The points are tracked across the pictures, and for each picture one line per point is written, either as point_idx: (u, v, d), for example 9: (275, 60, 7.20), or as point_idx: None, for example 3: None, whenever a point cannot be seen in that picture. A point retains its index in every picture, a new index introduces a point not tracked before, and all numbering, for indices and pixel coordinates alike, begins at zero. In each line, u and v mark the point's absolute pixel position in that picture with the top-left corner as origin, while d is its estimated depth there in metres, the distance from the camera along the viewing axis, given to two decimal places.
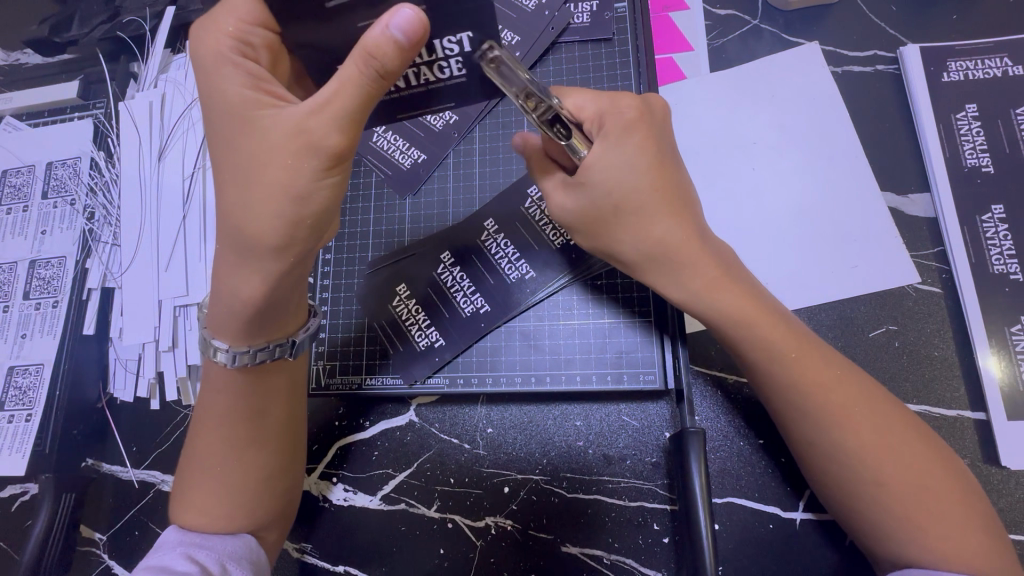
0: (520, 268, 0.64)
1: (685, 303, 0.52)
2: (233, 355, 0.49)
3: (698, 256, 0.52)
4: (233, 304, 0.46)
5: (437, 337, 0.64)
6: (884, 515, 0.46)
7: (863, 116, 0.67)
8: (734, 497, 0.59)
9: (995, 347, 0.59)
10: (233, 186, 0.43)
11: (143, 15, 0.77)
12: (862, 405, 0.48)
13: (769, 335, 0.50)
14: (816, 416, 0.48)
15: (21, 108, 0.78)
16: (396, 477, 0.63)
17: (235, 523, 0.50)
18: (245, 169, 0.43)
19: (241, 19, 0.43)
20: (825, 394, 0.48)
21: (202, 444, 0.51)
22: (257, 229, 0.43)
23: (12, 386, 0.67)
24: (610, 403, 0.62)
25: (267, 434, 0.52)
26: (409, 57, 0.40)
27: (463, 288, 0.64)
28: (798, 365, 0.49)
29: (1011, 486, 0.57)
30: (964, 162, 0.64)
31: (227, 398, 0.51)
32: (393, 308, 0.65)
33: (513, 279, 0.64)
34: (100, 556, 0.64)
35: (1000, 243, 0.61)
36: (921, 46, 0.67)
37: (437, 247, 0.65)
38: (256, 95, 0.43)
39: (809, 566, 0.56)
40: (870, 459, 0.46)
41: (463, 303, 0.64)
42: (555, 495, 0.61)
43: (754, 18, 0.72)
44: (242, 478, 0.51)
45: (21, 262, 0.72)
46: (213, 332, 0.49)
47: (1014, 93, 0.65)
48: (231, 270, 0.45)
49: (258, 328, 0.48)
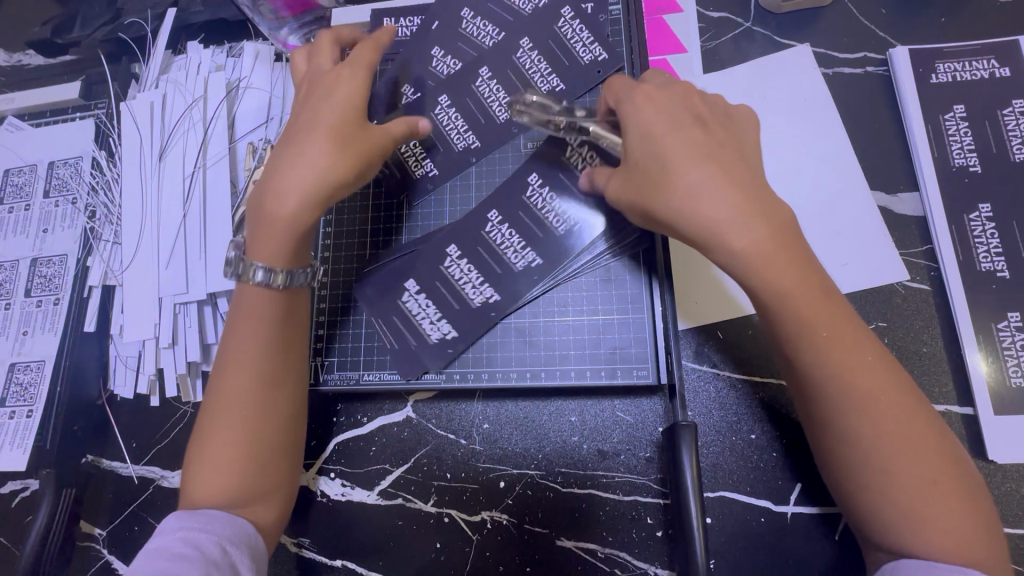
0: (526, 256, 0.63)
1: (741, 275, 0.46)
2: (270, 275, 0.52)
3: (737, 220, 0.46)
4: (290, 223, 0.52)
5: (448, 331, 0.63)
6: (890, 509, 0.43)
7: (852, 116, 0.69)
8: (727, 491, 0.59)
9: (982, 343, 0.60)
10: (316, 137, 0.53)
11: (145, 18, 0.78)
12: (891, 390, 0.45)
13: (804, 308, 0.45)
14: (840, 398, 0.44)
15: (23, 109, 0.79)
16: (394, 472, 0.63)
17: (252, 479, 0.51)
18: (321, 130, 0.53)
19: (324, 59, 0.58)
20: (853, 377, 0.44)
21: (227, 390, 0.52)
22: (334, 166, 0.52)
23: (13, 382, 0.68)
24: (604, 399, 0.63)
25: (283, 392, 0.53)
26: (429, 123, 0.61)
27: (472, 278, 0.63)
28: (831, 345, 0.45)
29: (997, 479, 0.58)
30: (952, 161, 0.65)
31: (256, 341, 0.52)
32: (403, 302, 0.64)
33: (521, 268, 0.63)
34: (100, 551, 0.64)
35: (987, 241, 0.62)
36: (910, 48, 0.69)
37: (442, 240, 0.64)
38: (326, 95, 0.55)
39: (800, 558, 0.57)
40: (888, 448, 0.44)
41: (472, 294, 0.63)
42: (550, 490, 0.61)
43: (746, 21, 0.73)
44: (262, 430, 0.52)
45: (23, 260, 0.73)
46: (253, 254, 0.52)
47: (1000, 94, 0.66)
48: (292, 198, 0.51)
49: (296, 251, 0.53)
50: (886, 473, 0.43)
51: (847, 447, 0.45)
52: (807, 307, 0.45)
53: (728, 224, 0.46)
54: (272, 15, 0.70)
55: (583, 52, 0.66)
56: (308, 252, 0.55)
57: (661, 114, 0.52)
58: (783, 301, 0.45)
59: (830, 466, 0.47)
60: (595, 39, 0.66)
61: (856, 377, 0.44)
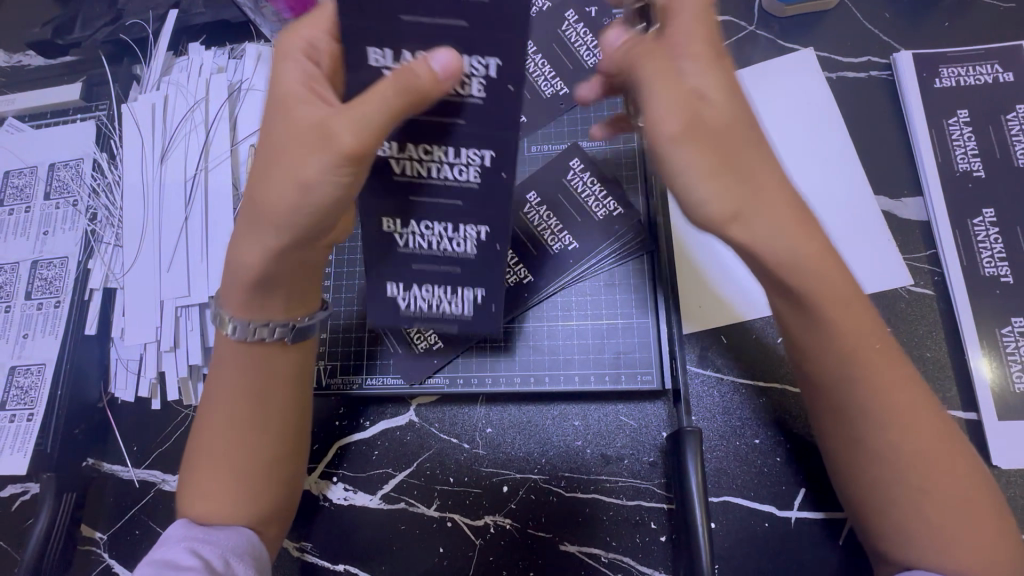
0: (470, 158, 0.43)
1: (776, 267, 0.41)
2: (240, 328, 0.50)
3: (790, 224, 0.41)
4: (236, 272, 0.48)
5: (472, 299, 0.54)
6: (922, 530, 0.43)
7: (856, 121, 0.69)
8: (730, 496, 0.59)
9: (986, 348, 0.60)
10: (261, 172, 0.45)
11: (147, 19, 0.78)
12: (923, 411, 0.44)
13: (842, 324, 0.44)
14: (872, 417, 0.44)
15: (24, 110, 0.78)
16: (396, 476, 0.63)
17: (238, 507, 0.50)
18: (269, 151, 0.45)
19: (319, 25, 0.44)
20: (885, 397, 0.44)
21: (209, 426, 0.51)
22: (266, 210, 0.45)
23: (13, 385, 0.68)
24: (608, 403, 0.63)
25: (266, 424, 0.52)
26: (445, 91, 0.38)
27: (441, 228, 0.48)
28: (865, 364, 0.44)
29: (1001, 485, 0.58)
30: (956, 166, 0.65)
31: (236, 379, 0.51)
32: (407, 309, 0.55)
33: (478, 178, 0.44)
34: (101, 555, 0.64)
35: (991, 246, 0.63)
36: (914, 53, 0.69)
37: (373, 221, 0.48)
38: (300, 88, 0.43)
39: (803, 564, 0.57)
40: (925, 469, 0.43)
41: (460, 245, 0.49)
42: (553, 494, 0.61)
43: (751, 25, 0.73)
44: (247, 462, 0.50)
45: (23, 263, 0.72)
46: (222, 305, 0.51)
47: (1004, 99, 0.66)
48: (239, 241, 0.47)
49: (255, 299, 0.49)
50: (914, 492, 0.44)
51: (891, 475, 0.44)
52: (847, 321, 0.44)
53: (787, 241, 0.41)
54: (274, 16, 0.70)
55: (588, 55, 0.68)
56: (271, 305, 0.51)
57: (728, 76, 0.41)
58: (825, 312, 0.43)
59: (851, 484, 0.47)
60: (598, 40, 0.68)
61: (892, 399, 0.44)
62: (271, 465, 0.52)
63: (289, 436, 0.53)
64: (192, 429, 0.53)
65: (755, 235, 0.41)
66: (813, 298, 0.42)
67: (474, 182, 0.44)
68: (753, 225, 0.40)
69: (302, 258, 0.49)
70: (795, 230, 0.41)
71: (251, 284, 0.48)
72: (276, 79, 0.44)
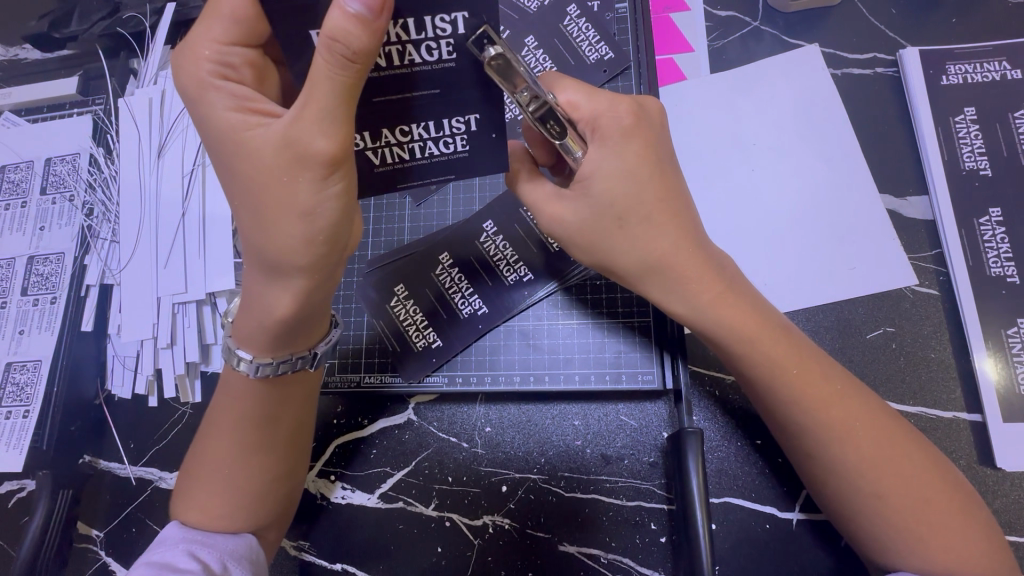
0: (440, 25, 0.39)
1: (684, 315, 0.51)
2: (256, 366, 0.50)
3: (700, 268, 0.50)
4: (263, 319, 0.47)
5: (464, 134, 0.46)
6: (892, 536, 0.47)
7: (862, 118, 0.68)
8: (731, 497, 0.59)
9: (991, 349, 0.60)
10: (249, 217, 0.43)
11: (144, 11, 0.76)
12: (866, 417, 0.48)
13: (769, 351, 0.49)
14: (815, 432, 0.48)
15: (21, 103, 0.78)
16: (395, 475, 0.63)
17: (238, 524, 0.51)
18: (246, 190, 0.42)
19: (215, 41, 0.42)
20: (825, 409, 0.48)
21: (211, 447, 0.52)
22: (277, 253, 0.43)
23: (9, 382, 0.67)
24: (608, 403, 0.62)
25: (276, 440, 0.52)
26: (377, 29, 0.36)
27: (401, 30, 0.38)
28: (798, 384, 0.49)
29: (1005, 487, 0.57)
30: (963, 164, 0.64)
31: (238, 404, 0.51)
32: (381, 163, 0.46)
33: (449, 50, 0.40)
34: (98, 553, 0.64)
35: (997, 246, 0.62)
36: (921, 50, 0.68)
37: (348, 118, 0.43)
38: (243, 117, 0.42)
39: (806, 566, 0.57)
40: (873, 479, 0.47)
41: (433, 50, 0.40)
42: (553, 495, 0.61)
43: (754, 20, 0.72)
44: (244, 482, 0.51)
45: (20, 258, 0.72)
46: (238, 343, 0.50)
47: (1013, 97, 0.65)
48: (261, 290, 0.46)
49: (283, 342, 0.49)
50: (872, 495, 0.47)
51: (847, 486, 0.48)
52: (773, 348, 0.49)
53: (710, 308, 0.50)
54: None
55: (590, 51, 0.67)
56: (293, 344, 0.50)
57: (638, 156, 0.49)
58: (743, 346, 0.50)
59: (822, 494, 0.50)
60: (601, 39, 0.67)
61: (833, 413, 0.48)
62: (270, 483, 0.53)
63: (288, 455, 0.54)
64: (197, 434, 0.54)
65: (658, 288, 0.51)
66: (727, 340, 0.50)
67: (448, 60, 0.41)
68: (651, 280, 0.51)
69: (328, 291, 0.47)
70: (697, 278, 0.50)
71: (279, 329, 0.47)
72: (207, 119, 0.43)
